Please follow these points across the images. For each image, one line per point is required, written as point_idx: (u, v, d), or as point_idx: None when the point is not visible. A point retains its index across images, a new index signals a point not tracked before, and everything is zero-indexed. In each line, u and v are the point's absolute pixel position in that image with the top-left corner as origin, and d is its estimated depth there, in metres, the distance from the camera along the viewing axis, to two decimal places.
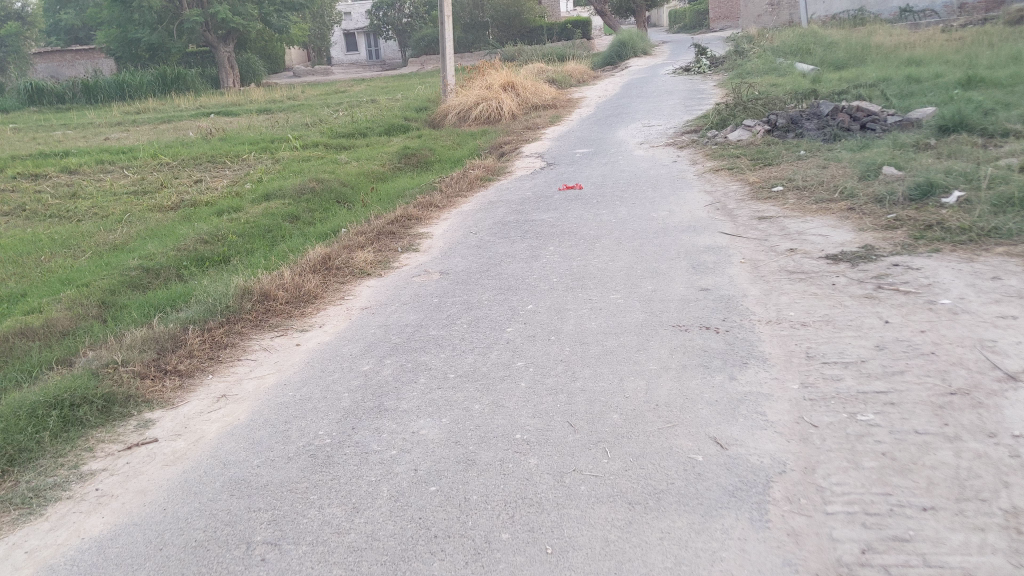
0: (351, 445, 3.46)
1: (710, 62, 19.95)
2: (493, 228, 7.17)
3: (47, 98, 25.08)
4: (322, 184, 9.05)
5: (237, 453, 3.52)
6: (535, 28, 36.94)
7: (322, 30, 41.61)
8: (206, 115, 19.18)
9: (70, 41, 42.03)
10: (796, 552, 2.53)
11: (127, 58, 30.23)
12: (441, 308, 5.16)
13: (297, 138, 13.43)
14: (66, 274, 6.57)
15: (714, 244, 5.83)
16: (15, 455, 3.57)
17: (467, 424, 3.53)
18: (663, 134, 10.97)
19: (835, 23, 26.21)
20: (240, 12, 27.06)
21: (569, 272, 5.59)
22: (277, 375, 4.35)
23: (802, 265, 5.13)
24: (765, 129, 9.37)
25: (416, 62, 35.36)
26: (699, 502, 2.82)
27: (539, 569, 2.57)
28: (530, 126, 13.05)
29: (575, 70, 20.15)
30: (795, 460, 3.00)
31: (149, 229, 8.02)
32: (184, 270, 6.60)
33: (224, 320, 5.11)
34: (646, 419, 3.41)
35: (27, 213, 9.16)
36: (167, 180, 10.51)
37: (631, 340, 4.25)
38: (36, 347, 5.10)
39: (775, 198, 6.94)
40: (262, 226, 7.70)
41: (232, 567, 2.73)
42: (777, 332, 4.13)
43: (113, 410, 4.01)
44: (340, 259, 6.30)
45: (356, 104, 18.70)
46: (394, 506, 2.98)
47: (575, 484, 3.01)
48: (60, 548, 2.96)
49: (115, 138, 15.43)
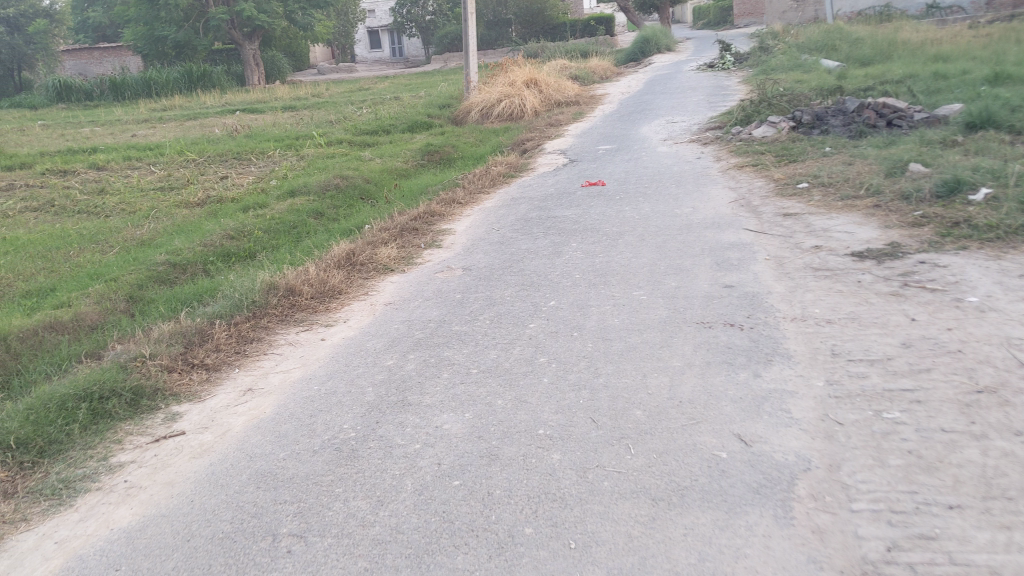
0: (375, 439, 3.47)
1: (735, 58, 19.85)
2: (516, 224, 7.19)
3: (75, 94, 25.62)
4: (347, 181, 9.09)
5: (264, 446, 3.54)
6: (559, 26, 36.78)
7: (346, 28, 41.79)
8: (231, 111, 19.33)
9: (97, 40, 42.42)
10: (821, 549, 2.52)
11: (153, 57, 30.45)
12: (465, 303, 5.18)
13: (322, 135, 13.51)
14: (94, 269, 6.65)
15: (740, 241, 5.80)
16: (45, 447, 3.63)
17: (491, 418, 3.55)
18: (685, 131, 10.91)
19: (860, 20, 25.86)
20: (264, 11, 27.04)
21: (592, 269, 5.59)
22: (302, 369, 4.38)
23: (828, 262, 5.10)
24: (790, 125, 9.30)
25: (439, 60, 35.46)
26: (724, 499, 2.81)
27: (563, 563, 2.57)
28: (554, 121, 13.04)
29: (599, 67, 20.16)
30: (820, 458, 2.99)
31: (176, 224, 8.10)
32: (210, 265, 6.65)
33: (250, 315, 5.15)
34: (669, 416, 3.41)
35: (55, 208, 9.28)
36: (193, 176, 10.59)
37: (655, 336, 4.25)
38: (65, 340, 5.15)
39: (800, 196, 6.88)
40: (287, 222, 7.73)
41: (259, 558, 2.75)
42: (802, 329, 4.11)
43: (141, 403, 4.06)
44: (364, 255, 6.32)
45: (381, 101, 18.79)
46: (418, 499, 3.00)
47: (598, 480, 3.01)
48: (90, 539, 2.99)
49: (142, 134, 15.63)
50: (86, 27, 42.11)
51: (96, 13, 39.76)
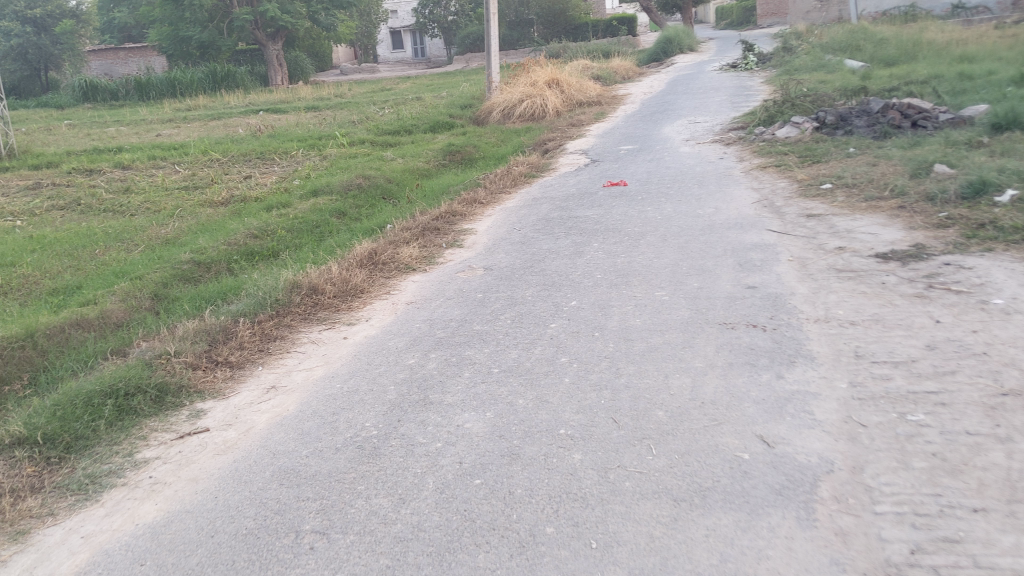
0: (397, 437, 3.49)
1: (758, 58, 19.76)
2: (538, 224, 7.19)
3: (101, 94, 25.86)
4: (369, 181, 9.13)
5: (287, 443, 3.56)
6: (581, 26, 36.63)
7: (368, 29, 41.93)
8: (255, 111, 19.44)
9: (123, 40, 42.80)
10: (844, 551, 2.51)
11: (178, 57, 30.65)
12: (486, 303, 5.18)
13: (345, 135, 13.56)
14: (119, 267, 6.71)
15: (763, 242, 5.78)
16: (72, 443, 3.67)
17: (513, 417, 3.55)
18: (708, 132, 10.88)
19: (884, 20, 25.67)
20: (288, 11, 27.19)
21: (614, 269, 5.58)
22: (325, 367, 4.40)
23: (852, 263, 5.07)
24: (814, 125, 9.24)
25: (461, 60, 35.51)
26: (746, 500, 2.80)
27: (585, 562, 2.58)
28: (575, 122, 13.03)
29: (622, 68, 20.13)
30: (843, 460, 2.97)
31: (200, 223, 8.16)
32: (234, 264, 6.69)
33: (273, 314, 5.18)
34: (691, 416, 3.40)
35: (82, 206, 9.38)
36: (217, 176, 10.66)
37: (677, 337, 4.24)
38: (91, 338, 5.19)
39: (824, 196, 6.84)
40: (310, 222, 7.76)
41: (282, 555, 2.77)
42: (825, 331, 4.09)
43: (166, 400, 4.09)
44: (386, 255, 6.35)
45: (402, 101, 18.85)
46: (440, 498, 3.00)
47: (620, 480, 3.01)
48: (116, 534, 3.02)
49: (167, 134, 15.75)
50: (112, 28, 42.50)
51: (122, 13, 40.08)
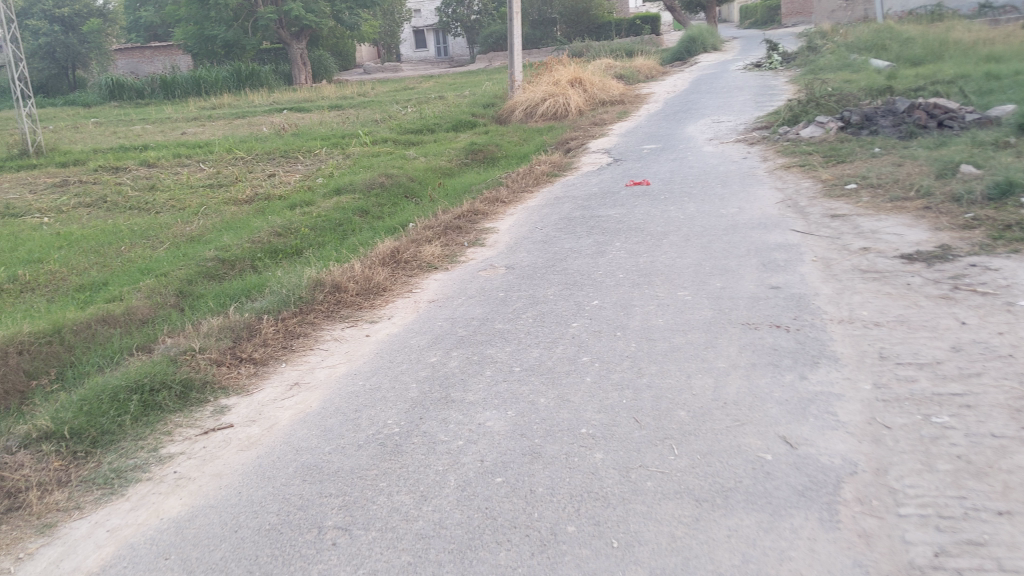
0: (419, 435, 3.50)
1: (783, 58, 19.64)
2: (560, 223, 7.18)
3: (127, 93, 26.09)
4: (392, 179, 9.15)
5: (310, 440, 3.58)
6: (604, 24, 36.57)
7: (392, 28, 42.04)
8: (279, 110, 19.54)
9: (149, 38, 43.14)
10: (867, 553, 2.49)
11: (203, 56, 30.86)
12: (508, 302, 5.19)
13: (368, 133, 13.60)
14: (144, 264, 6.76)
15: (786, 242, 5.75)
16: (98, 438, 3.71)
17: (534, 416, 3.55)
18: (731, 131, 10.82)
19: (910, 20, 25.44)
20: (312, 10, 27.31)
21: (636, 269, 5.56)
22: (348, 365, 4.42)
23: (876, 264, 5.04)
24: (838, 125, 9.18)
25: (484, 59, 35.53)
26: (769, 501, 2.79)
27: (606, 561, 2.57)
28: (598, 121, 13.00)
29: (645, 67, 20.08)
30: (867, 461, 2.95)
31: (225, 220, 8.21)
32: (258, 261, 6.73)
33: (297, 311, 5.21)
34: (713, 417, 3.39)
35: (108, 204, 9.46)
36: (241, 174, 10.72)
37: (699, 337, 4.22)
38: (117, 334, 5.24)
39: (848, 197, 6.79)
40: (333, 220, 7.80)
41: (305, 550, 2.78)
42: (850, 332, 4.06)
43: (190, 396, 4.13)
44: (408, 253, 6.37)
45: (425, 100, 18.89)
46: (462, 495, 3.01)
47: (641, 480, 3.00)
48: (141, 528, 3.05)
49: (192, 132, 15.87)
50: (138, 26, 42.83)
51: (148, 12, 40.37)
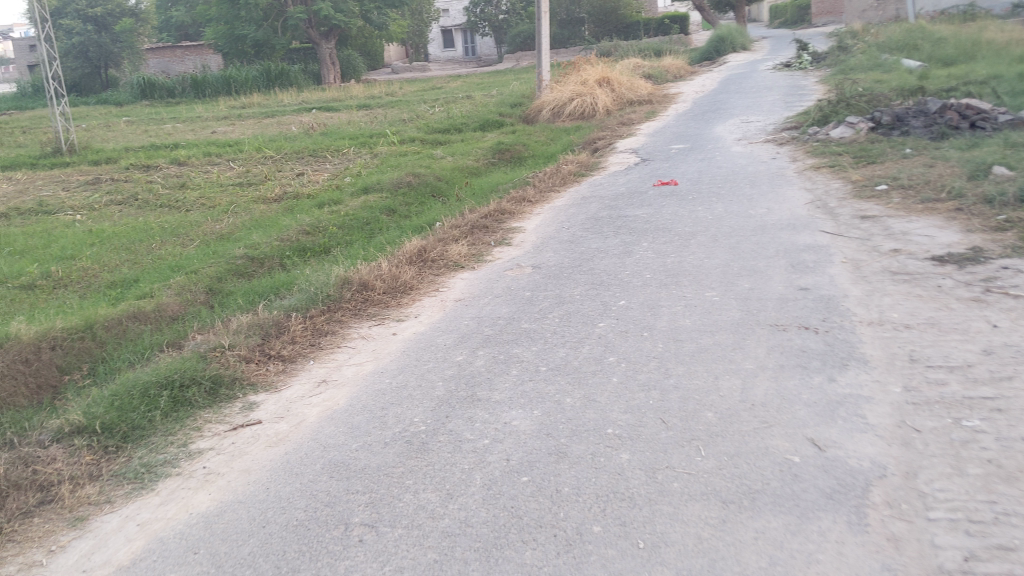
0: (445, 433, 3.51)
1: (813, 58, 19.50)
2: (586, 223, 7.17)
3: (158, 92, 26.36)
4: (419, 179, 9.18)
5: (337, 437, 3.60)
6: (633, 24, 36.48)
7: (420, 28, 42.15)
8: (308, 109, 19.66)
9: (180, 38, 43.55)
10: (896, 557, 2.47)
11: (233, 55, 31.10)
12: (534, 301, 5.19)
13: (396, 133, 13.65)
14: (175, 262, 6.83)
15: (816, 243, 5.71)
16: (129, 433, 3.75)
17: (560, 416, 3.55)
18: (760, 131, 10.76)
19: (942, 19, 25.15)
20: (341, 10, 27.45)
21: (663, 269, 5.54)
22: (375, 363, 4.44)
23: (907, 266, 4.99)
24: (869, 126, 9.10)
25: (512, 58, 35.55)
26: (797, 503, 2.77)
27: (632, 562, 2.57)
28: (625, 121, 12.97)
29: (673, 67, 19.99)
30: (896, 465, 2.93)
31: (254, 219, 8.27)
32: (287, 259, 6.77)
33: (325, 309, 5.24)
34: (741, 418, 3.37)
35: (139, 202, 9.56)
36: (270, 173, 10.80)
37: (727, 338, 4.20)
38: (147, 330, 5.29)
39: (879, 198, 6.73)
40: (360, 219, 7.83)
41: (331, 547, 2.80)
42: (879, 334, 4.03)
43: (220, 392, 4.16)
44: (435, 252, 6.39)
45: (453, 100, 18.93)
46: (487, 494, 3.01)
47: (668, 481, 2.99)
48: (170, 522, 3.08)
49: (222, 131, 16.01)
50: (169, 26, 43.21)
51: (180, 12, 40.73)
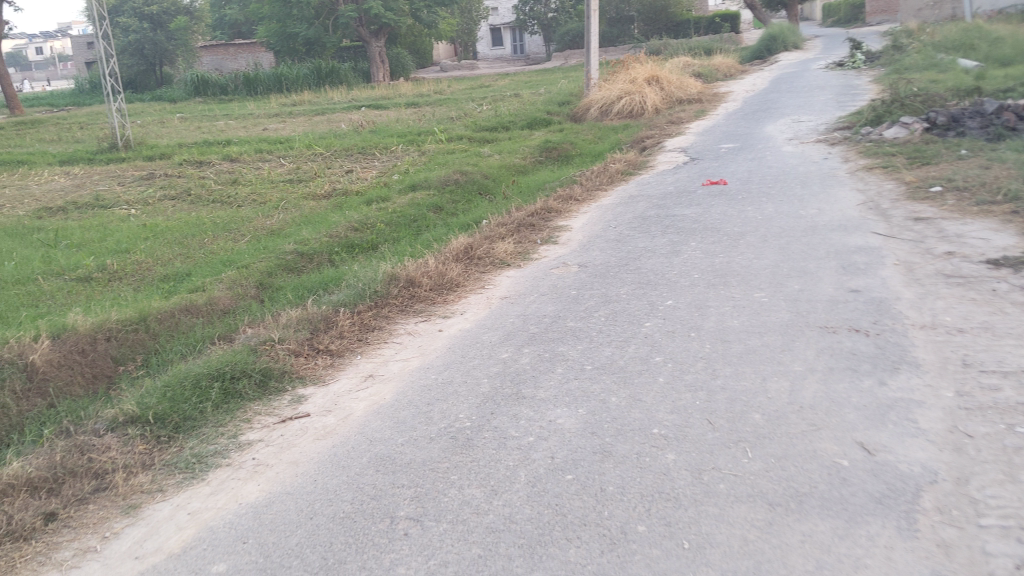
0: (490, 430, 3.52)
1: (866, 57, 19.23)
2: (634, 222, 7.14)
3: (211, 89, 26.77)
4: (466, 177, 9.20)
5: (383, 431, 3.63)
6: (683, 23, 36.25)
7: (469, 26, 42.27)
8: (357, 107, 19.82)
9: (233, 36, 44.14)
10: (946, 563, 2.43)
11: (285, 53, 31.45)
12: (580, 300, 5.18)
13: (444, 130, 13.71)
14: (226, 256, 6.93)
15: (867, 245, 5.63)
16: (181, 423, 3.82)
17: (605, 415, 3.54)
18: (811, 131, 10.62)
19: (997, 19, 24.67)
20: (391, 9, 27.63)
21: (712, 269, 5.50)
22: (421, 359, 4.46)
23: (961, 269, 4.90)
24: (923, 126, 8.95)
25: (560, 57, 35.52)
26: (845, 508, 2.74)
27: (677, 562, 2.56)
28: (674, 119, 12.89)
29: (724, 66, 19.81)
30: (947, 470, 2.88)
31: (304, 215, 8.36)
32: (335, 255, 6.84)
33: (372, 305, 5.29)
34: (789, 421, 3.34)
35: (192, 197, 9.72)
36: (320, 170, 10.90)
37: (776, 340, 4.16)
38: (199, 322, 5.37)
39: (933, 199, 6.62)
40: (408, 216, 7.88)
41: (377, 539, 2.83)
42: (931, 337, 3.96)
43: (269, 384, 4.22)
44: (481, 250, 6.42)
45: (502, 98, 18.95)
46: (532, 491, 3.02)
47: (714, 482, 2.97)
48: (220, 511, 3.13)
49: (273, 128, 16.20)
50: (223, 24, 43.79)
51: (234, 10, 41.28)
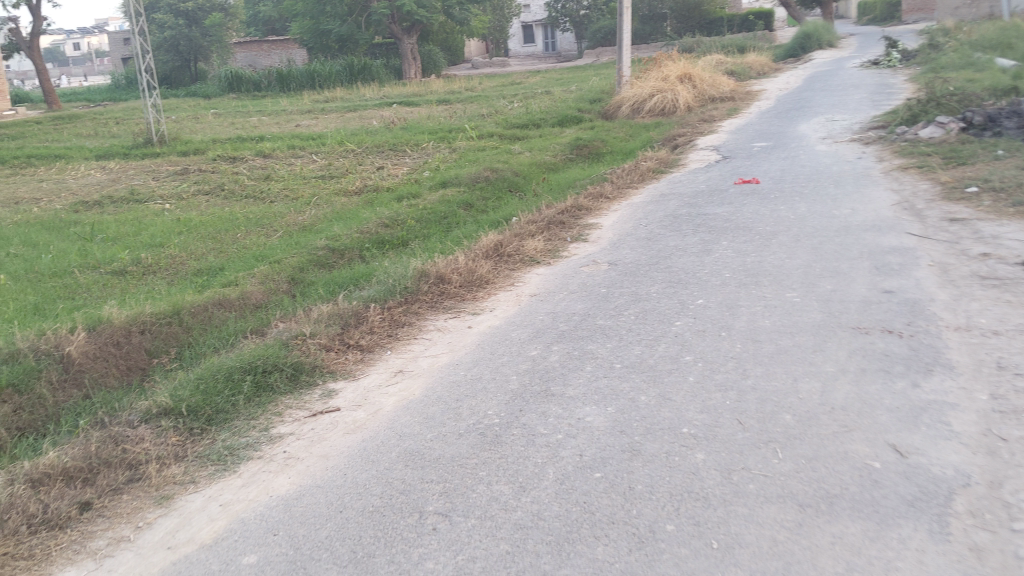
0: (518, 426, 3.52)
1: (902, 55, 19.01)
2: (665, 220, 7.12)
3: (245, 85, 26.97)
4: (497, 174, 9.21)
5: (412, 426, 3.64)
6: (716, 20, 36.04)
7: (501, 23, 42.27)
8: (389, 104, 19.88)
9: (267, 33, 44.44)
10: (978, 568, 2.40)
11: (318, 50, 31.63)
12: (610, 298, 5.17)
13: (475, 128, 13.73)
14: (259, 251, 6.98)
15: (901, 245, 5.57)
16: (213, 416, 3.87)
17: (634, 414, 3.53)
18: (845, 130, 10.53)
19: None
20: (423, 6, 27.69)
21: (743, 268, 5.47)
22: (450, 355, 4.47)
23: (997, 271, 4.84)
24: (960, 126, 8.85)
25: (592, 54, 35.43)
26: (876, 510, 2.72)
27: (705, 562, 2.55)
28: (706, 117, 12.83)
29: (757, 64, 19.67)
30: (981, 473, 2.85)
31: (336, 211, 8.41)
32: (366, 251, 6.87)
33: (402, 301, 5.32)
34: (820, 422, 3.31)
35: (225, 192, 9.80)
36: (352, 166, 10.95)
37: (807, 340, 4.13)
38: (231, 316, 5.42)
39: (969, 200, 6.54)
40: (438, 212, 7.90)
41: (406, 533, 2.84)
42: (966, 340, 3.91)
43: (300, 378, 4.25)
44: (511, 247, 6.42)
45: (533, 95, 18.93)
46: (560, 489, 3.02)
47: (744, 482, 2.96)
48: (251, 503, 3.16)
49: (305, 125, 16.30)
50: (257, 20, 44.11)
51: (267, 7, 41.53)
